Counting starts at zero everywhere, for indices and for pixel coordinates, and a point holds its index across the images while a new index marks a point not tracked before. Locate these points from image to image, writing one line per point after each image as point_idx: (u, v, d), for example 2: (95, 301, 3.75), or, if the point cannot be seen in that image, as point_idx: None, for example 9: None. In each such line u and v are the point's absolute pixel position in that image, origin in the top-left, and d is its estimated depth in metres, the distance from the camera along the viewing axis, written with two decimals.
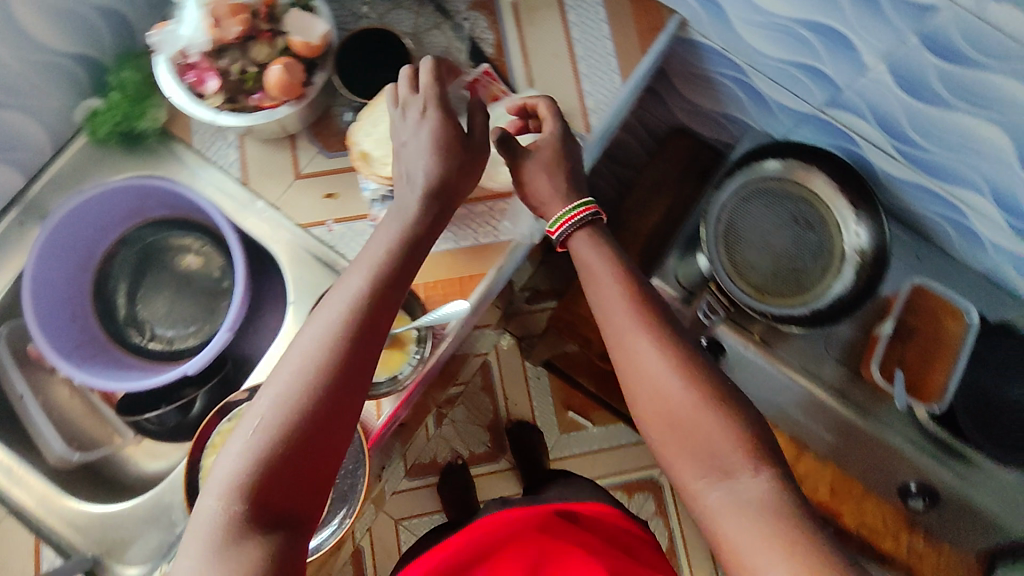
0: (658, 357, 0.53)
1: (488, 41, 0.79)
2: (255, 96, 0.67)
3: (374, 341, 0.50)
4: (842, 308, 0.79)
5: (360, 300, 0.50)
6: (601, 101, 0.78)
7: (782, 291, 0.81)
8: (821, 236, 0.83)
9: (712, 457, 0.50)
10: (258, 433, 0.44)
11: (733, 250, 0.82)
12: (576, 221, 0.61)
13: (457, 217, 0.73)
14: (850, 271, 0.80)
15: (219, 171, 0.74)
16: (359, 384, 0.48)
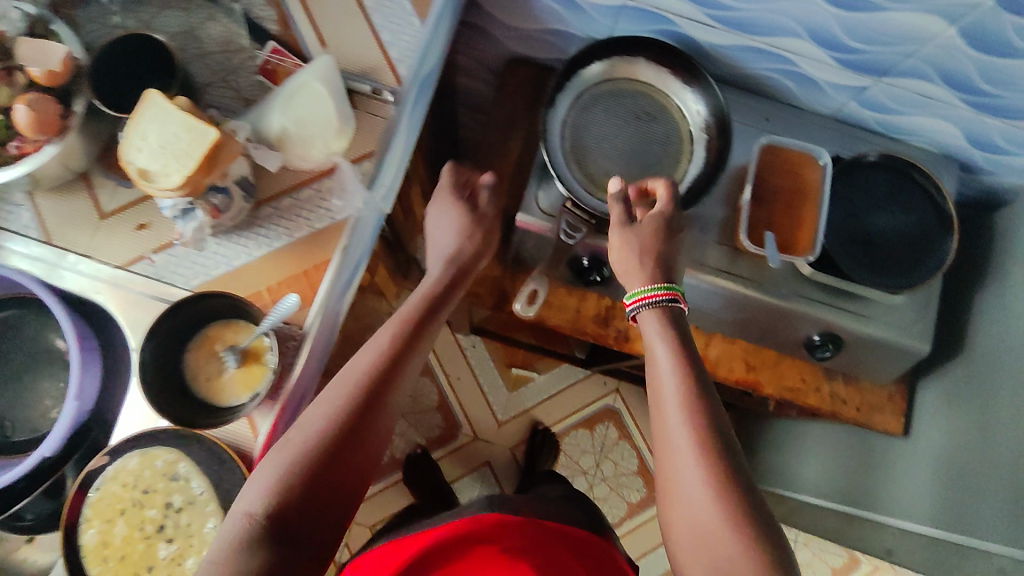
0: (681, 415, 0.54)
1: (270, 17, 0.72)
2: (14, 143, 0.61)
3: (391, 394, 0.60)
4: (700, 187, 0.77)
5: (377, 360, 0.61)
6: (405, 49, 0.72)
7: (642, 188, 0.79)
8: (664, 124, 0.81)
9: (705, 536, 0.49)
10: (285, 458, 0.52)
11: (584, 164, 0.79)
12: (650, 300, 0.62)
13: (283, 209, 0.68)
14: (700, 148, 0.79)
15: (11, 234, 0.67)
16: (372, 431, 0.57)
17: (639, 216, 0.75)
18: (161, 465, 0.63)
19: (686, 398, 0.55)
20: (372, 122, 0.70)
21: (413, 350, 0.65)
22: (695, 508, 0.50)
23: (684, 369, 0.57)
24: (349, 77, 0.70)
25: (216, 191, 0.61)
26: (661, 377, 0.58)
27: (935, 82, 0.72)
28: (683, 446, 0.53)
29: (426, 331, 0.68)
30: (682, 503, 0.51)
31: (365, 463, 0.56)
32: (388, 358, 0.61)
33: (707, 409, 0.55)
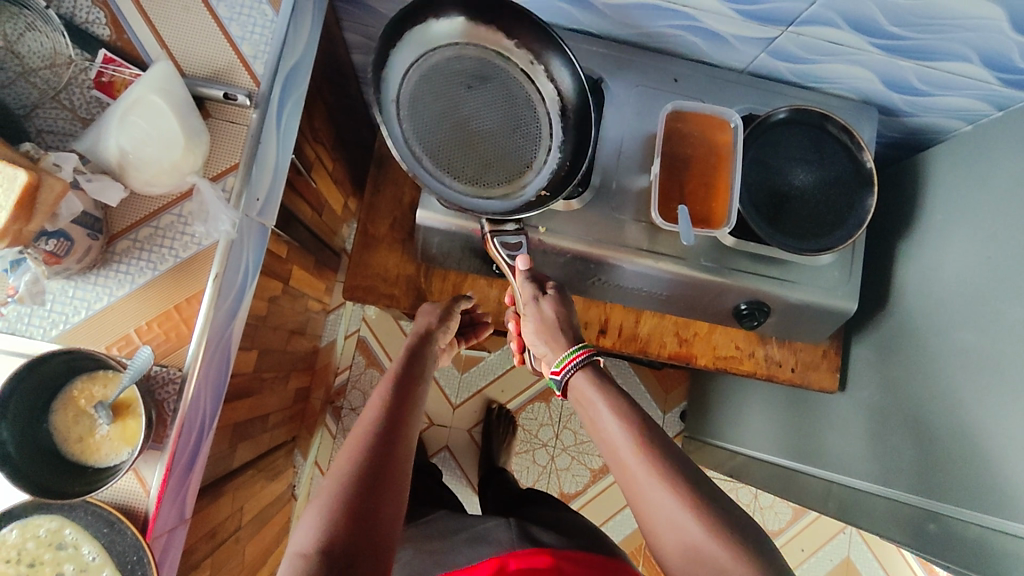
0: (631, 448, 0.56)
1: (100, 21, 0.63)
2: None
3: (402, 448, 0.59)
4: (578, 141, 0.69)
5: (376, 428, 0.59)
6: (258, 43, 0.65)
7: (522, 159, 0.69)
8: (497, 80, 0.69)
9: (695, 551, 0.50)
10: (325, 499, 0.51)
11: (456, 163, 0.67)
12: (577, 361, 0.65)
13: (142, 240, 0.61)
14: (551, 84, 0.70)
15: None
16: (392, 481, 0.54)
17: (549, 189, 0.67)
18: (45, 534, 0.56)
19: (624, 422, 0.58)
20: (235, 130, 0.64)
21: (408, 411, 0.64)
22: (679, 527, 0.51)
23: (630, 420, 0.58)
24: (200, 82, 0.63)
25: (48, 236, 0.53)
26: (609, 429, 0.59)
27: (844, 28, 0.68)
28: (648, 480, 0.54)
29: (414, 398, 0.66)
30: (666, 528, 0.52)
31: (393, 502, 0.53)
32: (387, 414, 0.61)
33: (652, 440, 0.56)
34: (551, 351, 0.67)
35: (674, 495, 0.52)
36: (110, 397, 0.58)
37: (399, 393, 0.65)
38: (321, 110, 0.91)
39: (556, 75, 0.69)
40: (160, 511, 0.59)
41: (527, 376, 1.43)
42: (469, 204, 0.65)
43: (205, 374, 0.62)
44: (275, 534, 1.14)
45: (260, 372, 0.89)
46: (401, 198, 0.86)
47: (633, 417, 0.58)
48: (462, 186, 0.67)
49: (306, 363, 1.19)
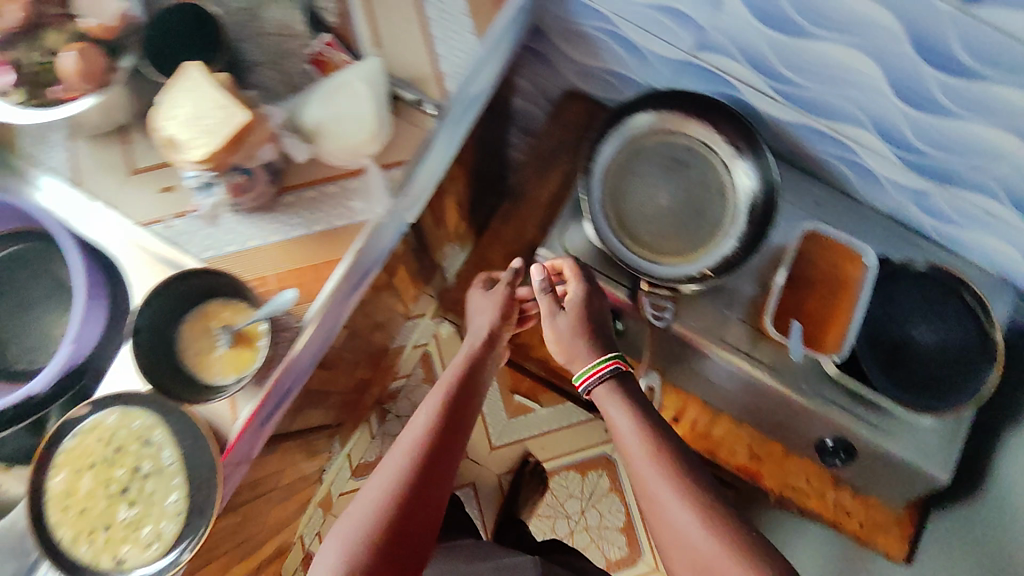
0: (701, 531, 0.56)
1: (330, 9, 0.72)
2: (56, 87, 0.60)
3: (435, 488, 0.64)
4: (751, 240, 0.73)
5: (412, 463, 0.64)
6: (457, 65, 0.72)
7: (698, 235, 0.75)
8: (698, 167, 0.77)
9: (702, 565, 0.55)
10: (348, 534, 0.60)
11: (636, 229, 0.76)
12: (599, 376, 0.68)
13: (306, 200, 0.67)
14: (744, 179, 0.75)
15: (51, 176, 0.68)
16: (415, 516, 0.62)
17: (714, 269, 0.72)
18: (138, 427, 0.61)
19: (642, 435, 0.62)
20: (412, 129, 0.71)
21: (452, 437, 0.68)
22: (687, 538, 0.56)
23: (688, 498, 0.58)
24: (397, 83, 0.70)
25: (240, 172, 0.60)
26: (625, 433, 0.64)
27: (1002, 202, 0.68)
28: (669, 495, 0.58)
29: (461, 404, 0.71)
30: (669, 534, 0.58)
31: (413, 537, 0.61)
32: (427, 447, 0.66)
33: (670, 453, 0.61)
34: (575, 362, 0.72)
35: (688, 511, 0.57)
36: (238, 324, 0.63)
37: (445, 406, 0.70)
38: (475, 136, 0.99)
39: (752, 179, 0.74)
40: (240, 437, 0.63)
41: (573, 444, 1.40)
42: (631, 266, 0.73)
43: (312, 339, 0.66)
44: (296, 508, 1.18)
45: (344, 351, 0.94)
46: (524, 233, 0.92)
47: (664, 453, 0.61)
48: (634, 251, 0.74)
49: (376, 358, 1.24)
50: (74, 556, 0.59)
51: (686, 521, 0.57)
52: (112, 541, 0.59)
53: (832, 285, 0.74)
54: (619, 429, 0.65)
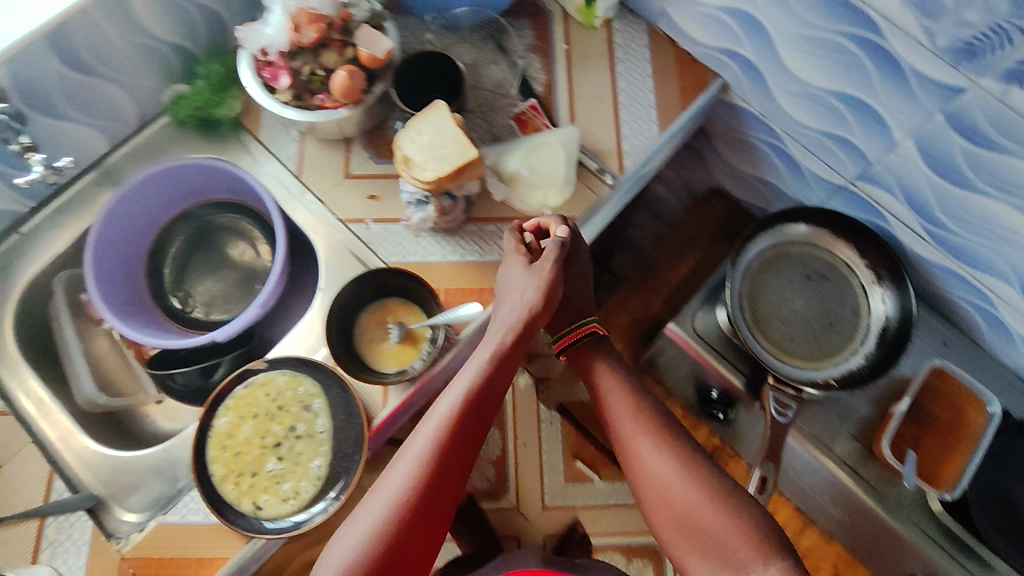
0: (681, 486, 0.60)
1: (539, 80, 0.83)
2: (319, 96, 0.70)
3: (449, 481, 0.57)
4: (879, 364, 0.77)
5: (436, 453, 0.56)
6: (637, 146, 0.80)
7: (827, 345, 0.79)
8: (837, 284, 0.82)
9: (689, 523, 0.59)
10: (360, 530, 0.54)
11: (769, 326, 0.80)
12: (575, 340, 0.70)
13: (486, 232, 0.76)
14: (880, 305, 0.80)
15: (279, 162, 0.79)
16: (433, 511, 0.56)
17: (839, 380, 0.75)
18: (302, 392, 0.69)
19: (636, 409, 0.65)
20: (587, 193, 0.78)
21: (482, 419, 0.60)
22: (675, 497, 0.60)
23: (676, 463, 0.61)
24: (585, 152, 0.80)
25: (449, 198, 0.71)
26: (616, 404, 0.66)
27: None
28: (661, 463, 0.62)
29: (492, 379, 0.60)
30: (655, 494, 0.61)
31: (429, 529, 0.56)
32: (450, 437, 0.57)
33: (664, 429, 0.64)
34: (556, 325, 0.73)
35: (682, 483, 0.60)
36: (410, 324, 0.71)
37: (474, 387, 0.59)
38: None
39: (889, 308, 0.79)
40: (383, 423, 0.69)
41: None
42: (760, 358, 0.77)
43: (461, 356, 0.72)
44: None
45: None
46: (649, 305, 0.99)
47: (664, 435, 0.63)
48: (764, 346, 0.78)
49: None
50: (220, 493, 0.65)
51: (665, 471, 0.61)
52: (256, 488, 0.66)
53: (953, 425, 0.75)
54: (609, 399, 0.67)
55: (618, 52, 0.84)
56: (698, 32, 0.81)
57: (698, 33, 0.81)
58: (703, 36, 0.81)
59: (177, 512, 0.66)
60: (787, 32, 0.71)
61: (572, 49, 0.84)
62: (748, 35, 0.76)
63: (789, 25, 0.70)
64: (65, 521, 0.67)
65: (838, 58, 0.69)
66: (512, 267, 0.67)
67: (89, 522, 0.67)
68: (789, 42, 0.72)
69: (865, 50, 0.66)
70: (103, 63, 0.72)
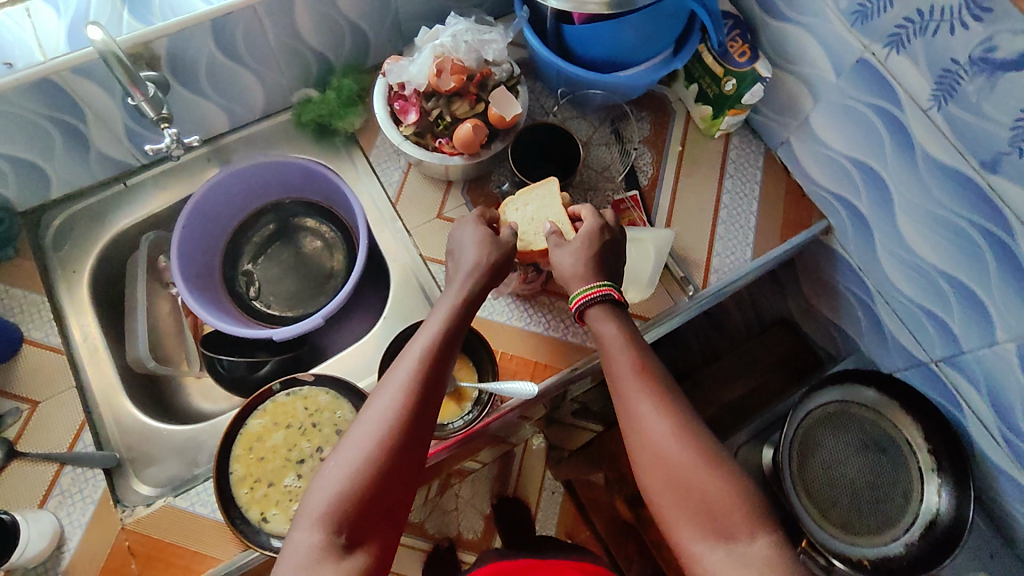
0: (676, 441, 0.54)
1: (646, 174, 0.83)
2: (440, 140, 0.72)
3: (429, 415, 0.53)
4: (913, 563, 0.73)
5: (413, 384, 0.53)
6: (726, 265, 0.78)
7: (868, 522, 0.77)
8: (892, 460, 0.78)
9: (681, 483, 0.53)
10: (341, 469, 0.50)
11: (814, 484, 0.80)
12: (592, 299, 0.61)
13: (556, 307, 0.75)
14: (933, 497, 0.75)
15: (379, 184, 0.81)
16: (414, 449, 0.52)
17: (870, 563, 0.74)
18: (338, 417, 0.68)
19: (634, 357, 0.58)
20: (665, 297, 0.76)
21: (455, 349, 0.57)
22: (665, 453, 0.54)
23: (670, 413, 0.55)
24: (672, 257, 0.78)
25: (535, 269, 0.73)
26: (614, 350, 0.59)
27: None
28: (658, 417, 0.55)
29: (458, 327, 0.58)
30: (651, 452, 0.54)
31: (413, 468, 0.52)
32: (427, 369, 0.54)
33: (664, 385, 0.57)
34: (569, 283, 0.63)
35: (681, 441, 0.54)
36: (460, 381, 0.70)
37: (445, 332, 0.57)
38: None
39: (942, 506, 0.74)
40: None
41: None
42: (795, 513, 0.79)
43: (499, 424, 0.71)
44: None
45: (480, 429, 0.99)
46: None
47: (662, 390, 0.57)
48: (804, 504, 0.79)
49: None
50: (234, 492, 0.65)
51: (662, 430, 0.55)
52: (268, 499, 0.65)
53: None
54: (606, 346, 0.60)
55: (730, 167, 0.84)
56: (816, 172, 0.80)
57: (816, 173, 0.80)
58: (821, 178, 0.80)
59: (188, 498, 0.66)
60: (910, 200, 0.70)
61: (685, 152, 0.84)
62: (867, 189, 0.75)
63: (914, 194, 0.69)
64: (82, 475, 0.66)
65: (953, 238, 0.67)
66: (459, 235, 0.66)
67: (101, 485, 0.66)
68: (908, 210, 0.71)
69: (988, 242, 0.64)
70: (253, 56, 0.74)
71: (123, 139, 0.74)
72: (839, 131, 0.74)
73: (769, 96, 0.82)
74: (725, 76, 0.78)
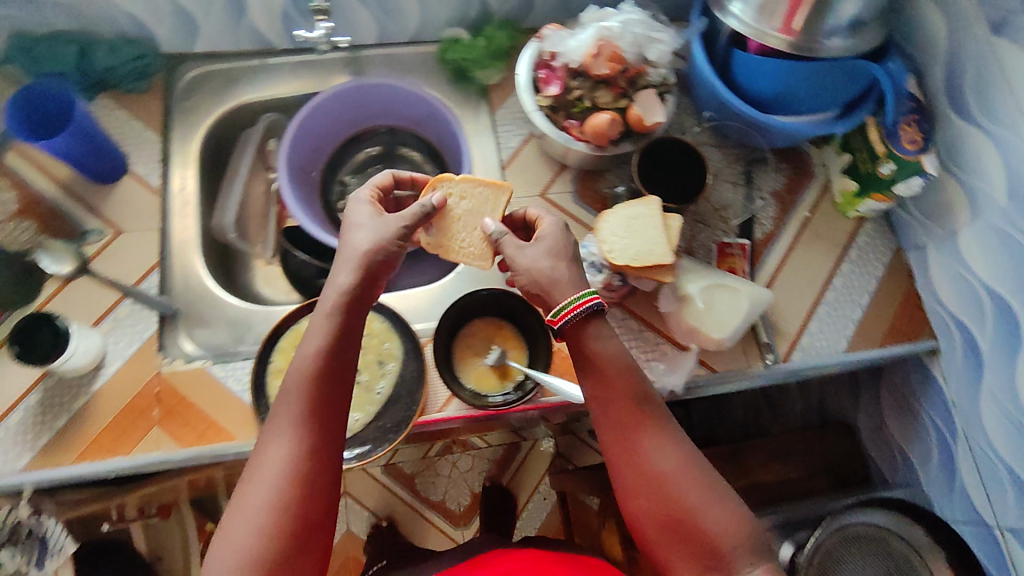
0: (684, 472, 0.50)
1: (763, 227, 0.78)
2: (571, 122, 0.70)
3: (324, 430, 0.50)
4: None
5: (302, 430, 0.49)
6: (814, 347, 0.73)
7: None
8: None
9: (682, 521, 0.49)
10: (239, 517, 0.46)
11: None
12: (583, 309, 0.53)
13: (629, 325, 0.73)
14: None
15: (494, 144, 0.80)
16: (316, 470, 0.48)
17: None
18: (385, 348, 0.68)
19: (631, 388, 0.53)
20: (740, 357, 0.72)
21: (352, 350, 0.53)
22: (671, 486, 0.50)
23: (674, 444, 0.52)
24: (763, 320, 0.74)
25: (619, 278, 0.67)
26: (608, 377, 0.53)
27: None
28: (664, 446, 0.51)
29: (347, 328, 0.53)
30: (651, 487, 0.50)
31: (325, 490, 0.49)
32: (308, 400, 0.50)
33: (662, 417, 0.53)
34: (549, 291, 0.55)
35: (688, 477, 0.50)
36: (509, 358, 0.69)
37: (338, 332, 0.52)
38: None
39: None
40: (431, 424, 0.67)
41: None
42: None
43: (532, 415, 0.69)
44: None
45: None
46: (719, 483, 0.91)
47: (663, 422, 0.53)
48: None
49: None
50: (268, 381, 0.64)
51: (666, 459, 0.51)
52: None
53: None
54: (597, 368, 0.53)
55: (853, 252, 0.78)
56: (945, 293, 0.73)
57: (944, 294, 0.73)
58: (948, 299, 0.73)
59: (223, 368, 0.67)
60: None
61: (810, 221, 0.79)
62: (996, 325, 0.68)
63: None
64: (137, 312, 0.68)
65: None
66: (352, 220, 0.56)
67: (150, 326, 0.68)
68: None
69: None
70: None
71: (277, 19, 0.76)
72: (987, 256, 0.68)
73: (921, 195, 0.75)
74: (885, 158, 0.72)
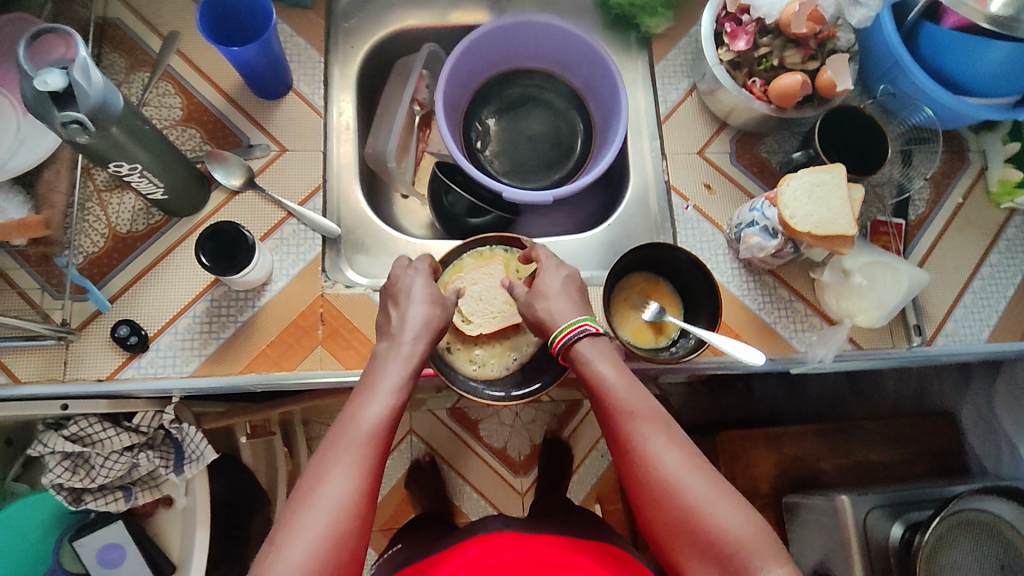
0: (694, 480, 0.51)
1: (917, 209, 0.78)
2: (754, 79, 0.68)
3: (369, 465, 0.50)
4: None
5: (354, 468, 0.50)
6: (958, 334, 0.74)
7: None
8: None
9: (693, 531, 0.50)
10: (288, 537, 0.46)
11: None
12: (578, 333, 0.56)
13: (781, 294, 0.73)
14: None
15: (654, 97, 0.78)
16: (363, 496, 0.49)
17: None
18: None
19: (636, 399, 0.54)
20: (886, 336, 0.73)
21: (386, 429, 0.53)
22: (681, 495, 0.50)
23: (682, 449, 0.52)
24: (912, 302, 0.74)
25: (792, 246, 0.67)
26: (616, 390, 0.54)
27: None
28: (674, 457, 0.52)
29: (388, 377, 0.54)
30: (661, 496, 0.51)
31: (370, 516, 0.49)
32: (358, 443, 0.50)
33: (668, 426, 0.54)
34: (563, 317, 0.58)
35: (701, 487, 0.51)
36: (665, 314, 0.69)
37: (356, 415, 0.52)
38: None
39: None
40: None
41: None
42: None
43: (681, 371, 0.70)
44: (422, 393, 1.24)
45: None
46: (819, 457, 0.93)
47: (668, 432, 0.53)
48: None
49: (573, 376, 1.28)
50: None
51: (675, 466, 0.51)
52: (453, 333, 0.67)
53: None
54: (602, 382, 0.55)
55: (1003, 243, 0.77)
56: None
57: None
58: None
59: None
60: None
61: (963, 206, 0.78)
62: None
63: None
64: (302, 233, 0.68)
65: None
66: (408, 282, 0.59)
67: (315, 250, 0.68)
68: None
69: None
70: None
71: None
72: None
73: None
74: None
